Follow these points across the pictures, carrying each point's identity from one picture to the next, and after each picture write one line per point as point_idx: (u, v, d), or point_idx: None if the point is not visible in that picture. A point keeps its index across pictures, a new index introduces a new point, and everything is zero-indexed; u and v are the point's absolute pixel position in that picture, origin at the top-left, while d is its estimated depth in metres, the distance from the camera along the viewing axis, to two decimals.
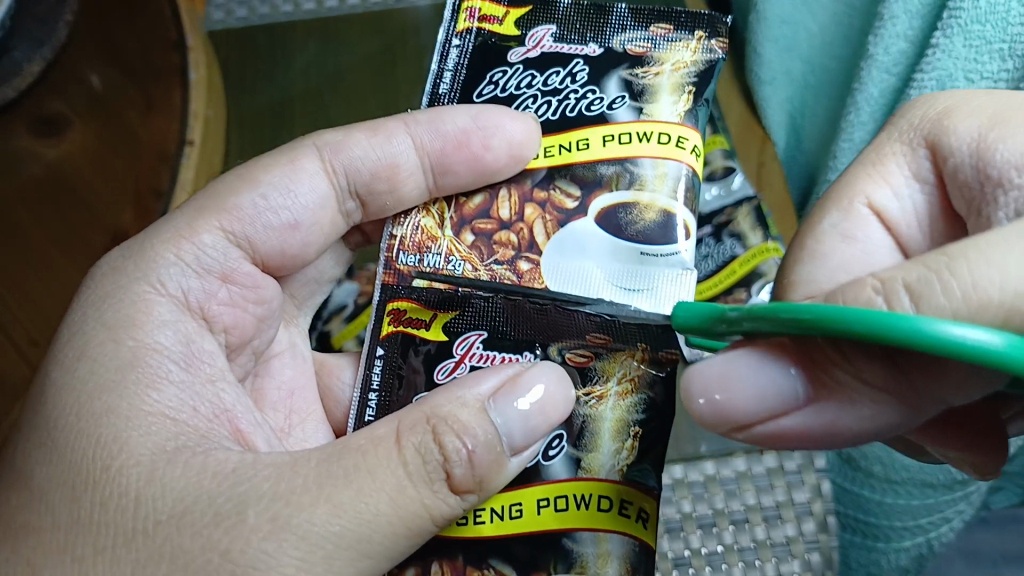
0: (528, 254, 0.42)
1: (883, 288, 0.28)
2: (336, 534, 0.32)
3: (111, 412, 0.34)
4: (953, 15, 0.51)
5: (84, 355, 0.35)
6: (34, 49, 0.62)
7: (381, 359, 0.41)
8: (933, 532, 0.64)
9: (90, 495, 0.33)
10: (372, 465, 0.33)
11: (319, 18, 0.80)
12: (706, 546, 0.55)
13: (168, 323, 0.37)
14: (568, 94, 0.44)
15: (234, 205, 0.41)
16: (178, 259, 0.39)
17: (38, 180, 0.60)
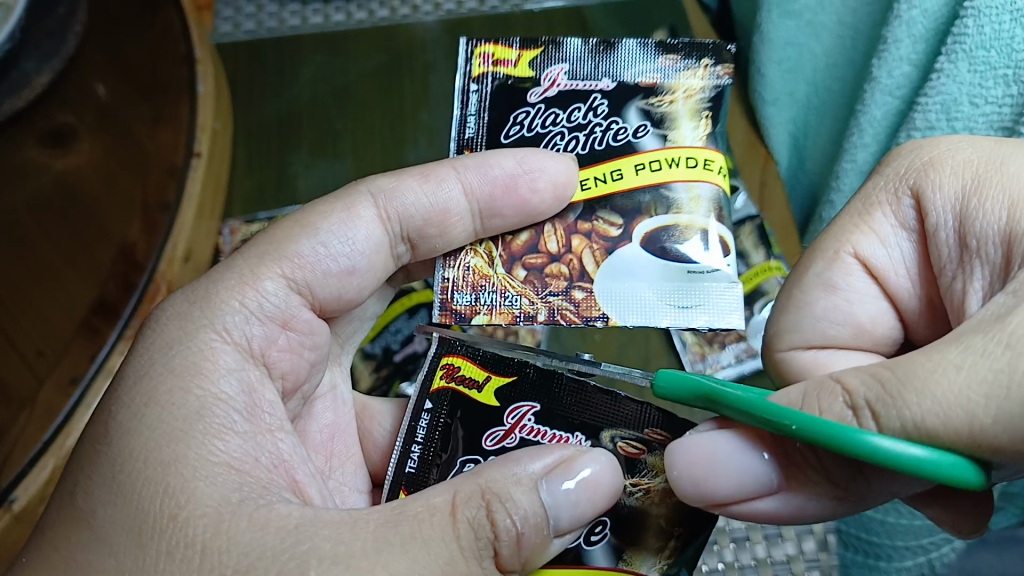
0: (581, 283, 0.43)
1: (850, 402, 0.30)
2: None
3: (177, 462, 0.34)
4: (958, 40, 0.51)
5: (152, 402, 0.36)
6: (43, 61, 0.60)
7: (428, 413, 0.41)
8: (934, 552, 0.65)
9: (154, 543, 0.33)
10: (427, 535, 0.32)
11: (325, 34, 0.81)
12: (706, 563, 0.55)
13: (232, 372, 0.38)
14: (594, 129, 0.45)
15: (295, 252, 0.42)
16: (241, 306, 0.40)
17: (47, 194, 0.59)
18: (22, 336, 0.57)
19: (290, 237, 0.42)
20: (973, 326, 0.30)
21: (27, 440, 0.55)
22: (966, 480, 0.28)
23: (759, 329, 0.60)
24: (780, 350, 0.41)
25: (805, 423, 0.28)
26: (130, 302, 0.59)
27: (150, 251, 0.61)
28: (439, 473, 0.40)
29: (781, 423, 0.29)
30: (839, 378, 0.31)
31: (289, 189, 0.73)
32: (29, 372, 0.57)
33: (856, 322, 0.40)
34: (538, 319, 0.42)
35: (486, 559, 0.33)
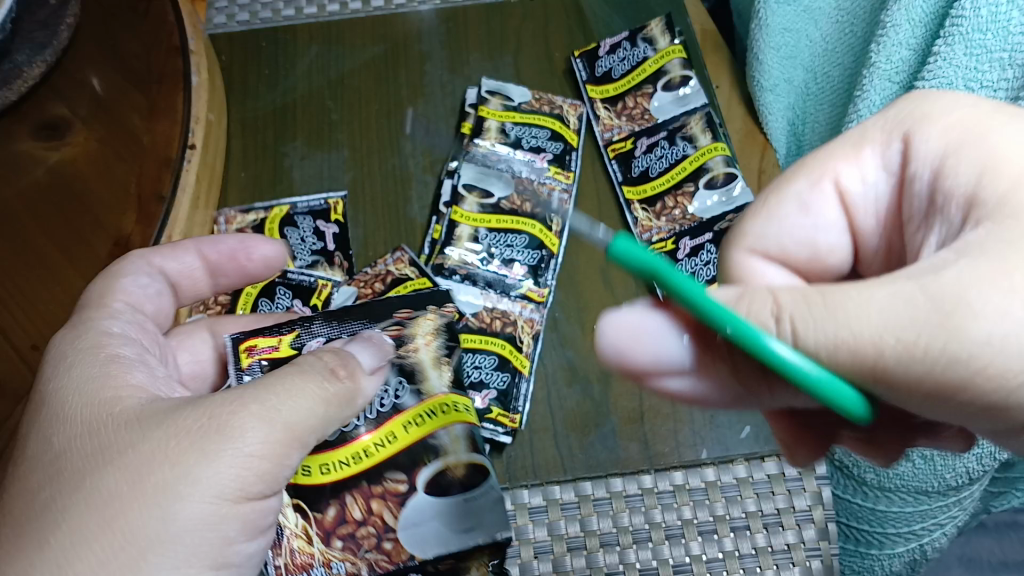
0: None
1: (777, 312, 0.29)
2: (277, 417, 0.37)
3: (99, 380, 0.40)
4: (956, 23, 0.51)
5: (68, 372, 0.40)
6: (35, 52, 0.61)
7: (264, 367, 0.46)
8: (927, 538, 0.64)
9: (124, 453, 0.36)
10: (293, 383, 0.38)
11: (320, 23, 0.80)
12: (706, 553, 0.55)
13: (123, 334, 0.44)
14: None
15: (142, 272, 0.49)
16: (124, 311, 0.46)
17: (41, 183, 0.59)
18: (15, 328, 0.56)
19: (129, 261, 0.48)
20: (914, 270, 0.30)
21: (20, 440, 0.52)
22: (848, 403, 0.29)
23: None
24: (734, 250, 0.42)
25: (740, 331, 0.27)
26: None
27: (145, 244, 0.59)
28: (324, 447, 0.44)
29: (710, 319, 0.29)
30: (776, 290, 0.30)
31: (285, 179, 0.72)
32: (21, 364, 0.55)
33: (814, 246, 0.41)
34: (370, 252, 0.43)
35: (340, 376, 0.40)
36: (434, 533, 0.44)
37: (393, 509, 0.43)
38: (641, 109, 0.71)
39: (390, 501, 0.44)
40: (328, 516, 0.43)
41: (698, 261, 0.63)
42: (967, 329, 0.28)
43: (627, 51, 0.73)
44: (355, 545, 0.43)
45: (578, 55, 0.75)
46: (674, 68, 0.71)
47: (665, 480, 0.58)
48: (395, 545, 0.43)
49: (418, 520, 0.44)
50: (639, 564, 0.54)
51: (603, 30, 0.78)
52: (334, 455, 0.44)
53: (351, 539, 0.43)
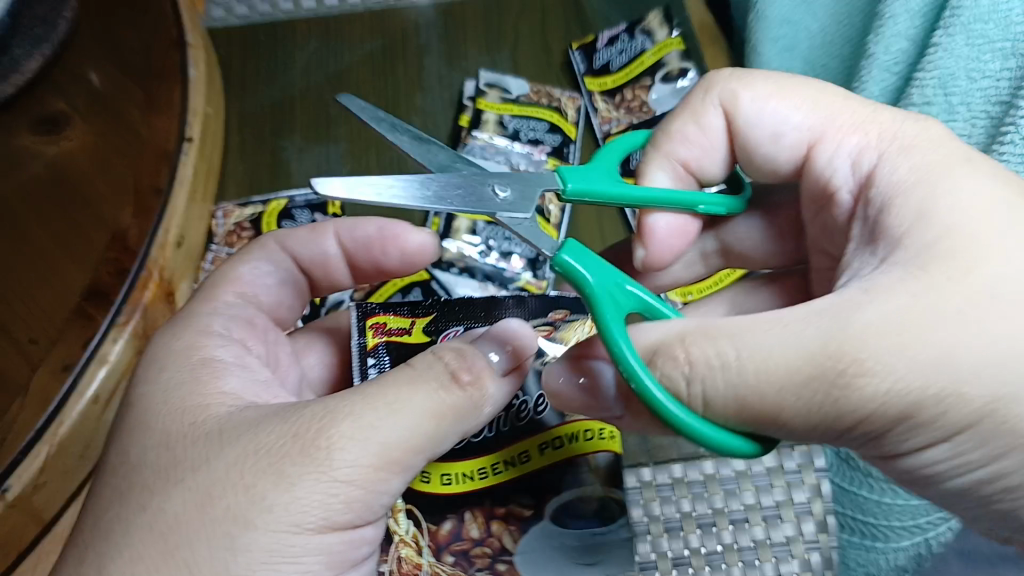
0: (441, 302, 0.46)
1: (688, 372, 0.33)
2: (376, 436, 0.35)
3: (192, 395, 0.39)
4: (955, 13, 0.50)
5: (158, 375, 0.41)
6: (35, 45, 0.60)
7: (382, 353, 0.45)
8: (932, 532, 0.64)
9: (198, 471, 0.36)
10: (409, 389, 0.36)
11: (318, 18, 0.80)
12: (706, 546, 0.55)
13: (223, 343, 0.43)
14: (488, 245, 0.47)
15: (235, 276, 0.49)
16: (215, 308, 0.46)
17: (40, 178, 0.58)
18: (14, 322, 0.54)
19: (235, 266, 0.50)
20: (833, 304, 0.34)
21: (22, 426, 0.53)
22: (732, 449, 0.34)
23: None
24: (720, 96, 0.45)
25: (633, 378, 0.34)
26: (124, 287, 0.57)
27: (142, 238, 0.59)
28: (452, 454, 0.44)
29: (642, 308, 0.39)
30: (687, 345, 0.34)
31: (284, 174, 0.73)
32: (22, 359, 0.54)
33: (769, 149, 0.45)
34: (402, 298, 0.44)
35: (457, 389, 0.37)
36: (556, 558, 0.46)
37: (514, 535, 0.45)
38: (639, 101, 0.71)
39: (512, 525, 0.45)
40: (442, 529, 0.44)
41: None
42: (842, 390, 0.33)
43: (625, 44, 0.73)
44: (467, 563, 0.44)
45: (577, 48, 0.74)
46: (672, 60, 0.71)
47: (661, 473, 0.57)
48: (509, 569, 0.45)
49: (538, 543, 0.45)
50: (639, 558, 0.55)
51: (602, 24, 0.78)
52: (459, 467, 0.44)
53: (463, 555, 0.44)
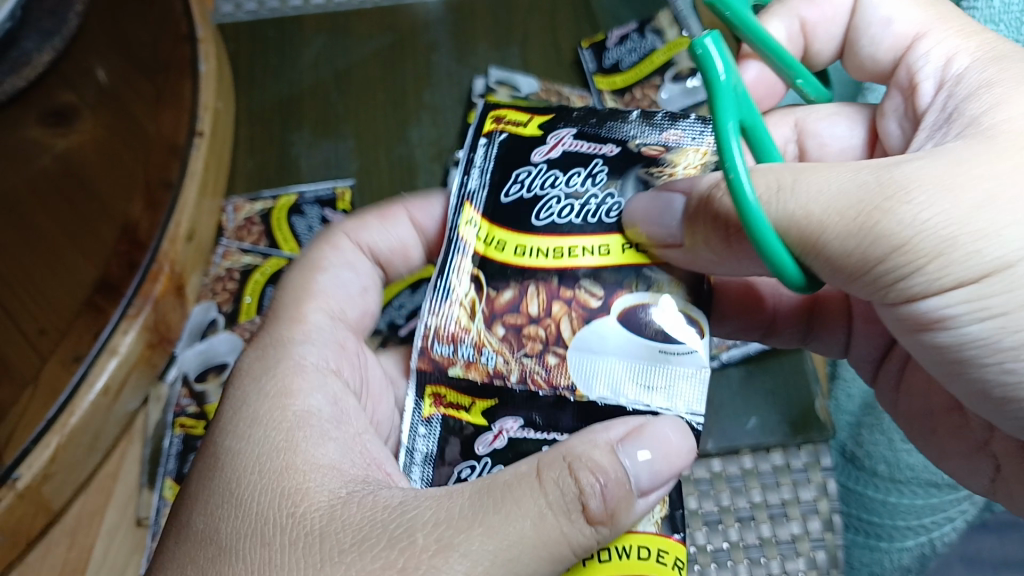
0: (551, 344, 0.40)
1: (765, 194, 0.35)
2: (492, 544, 0.33)
3: (287, 468, 0.37)
4: (968, 14, 0.51)
5: (256, 423, 0.38)
6: (45, 39, 0.62)
7: (485, 149, 0.43)
8: (935, 532, 0.64)
9: (278, 538, 0.34)
10: (517, 497, 0.33)
11: (327, 13, 0.80)
12: (712, 543, 0.55)
13: (315, 388, 0.40)
14: (590, 198, 0.41)
15: (318, 289, 0.45)
16: (312, 340, 0.42)
17: (48, 172, 0.57)
18: (24, 314, 0.53)
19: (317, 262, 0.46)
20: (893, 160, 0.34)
21: (32, 416, 0.53)
22: (788, 275, 0.34)
23: None
24: None
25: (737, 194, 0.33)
26: (134, 282, 0.58)
27: (152, 231, 0.59)
28: (524, 211, 0.41)
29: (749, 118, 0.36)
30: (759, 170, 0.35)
31: (293, 170, 0.73)
32: (30, 351, 0.53)
33: (871, 39, 0.46)
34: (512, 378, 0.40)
35: (572, 517, 0.33)
36: (615, 368, 0.39)
37: (573, 323, 0.40)
38: (649, 99, 0.70)
39: (574, 310, 0.40)
40: (502, 298, 0.40)
41: None
42: (880, 217, 0.33)
43: (635, 43, 0.73)
44: (518, 341, 0.40)
45: (586, 45, 0.75)
46: (681, 59, 0.71)
47: (700, 469, 0.58)
48: (560, 362, 0.40)
49: (597, 344, 0.40)
50: None
51: (610, 22, 0.78)
52: (534, 237, 0.41)
53: (514, 330, 0.40)
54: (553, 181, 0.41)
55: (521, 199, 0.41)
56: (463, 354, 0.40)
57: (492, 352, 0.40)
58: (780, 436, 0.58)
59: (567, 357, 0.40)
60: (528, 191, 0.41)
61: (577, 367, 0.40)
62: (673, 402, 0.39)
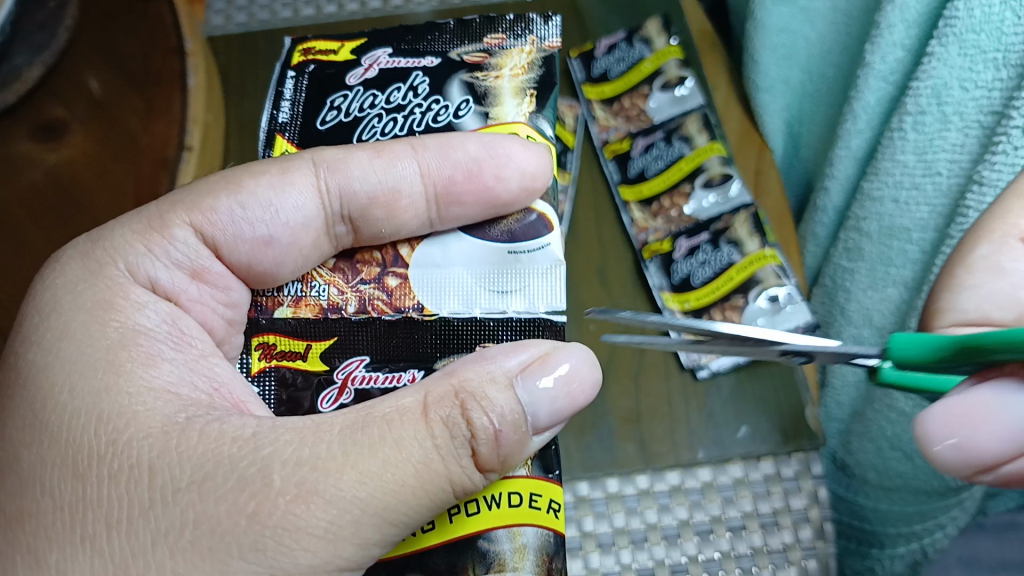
0: (393, 270, 0.45)
1: None
2: (363, 493, 0.35)
3: (109, 391, 0.37)
4: (949, 24, 0.51)
5: (67, 336, 0.39)
6: (35, 55, 0.62)
7: (291, 80, 0.51)
8: (927, 538, 0.62)
9: (94, 472, 0.36)
10: (398, 436, 0.36)
11: (317, 25, 0.80)
12: (702, 553, 0.55)
13: (146, 305, 0.41)
14: (412, 109, 0.50)
15: (210, 206, 0.44)
16: (149, 251, 0.43)
17: (39, 186, 0.59)
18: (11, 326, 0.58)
19: (210, 192, 0.44)
20: None
21: None
22: None
23: (754, 319, 0.60)
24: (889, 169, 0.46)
25: None
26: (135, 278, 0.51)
27: None
28: (347, 132, 0.50)
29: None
30: None
31: None
32: None
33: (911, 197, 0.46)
34: (347, 308, 0.44)
35: (463, 460, 0.37)
36: (461, 282, 0.44)
37: (409, 243, 0.46)
38: (637, 109, 0.70)
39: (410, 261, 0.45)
40: (328, 266, 0.46)
41: (695, 261, 0.63)
42: None
43: (623, 51, 0.72)
44: (352, 270, 0.46)
45: (576, 56, 0.74)
46: (669, 68, 0.69)
47: (597, 489, 0.58)
48: (401, 283, 0.45)
49: (438, 262, 0.45)
50: (669, 562, 0.54)
51: (602, 32, 0.78)
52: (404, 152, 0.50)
53: (353, 261, 0.46)
54: (372, 101, 0.50)
55: (341, 123, 0.50)
56: (291, 292, 0.46)
57: (321, 285, 0.45)
58: (771, 445, 0.58)
59: (409, 277, 0.45)
60: (346, 114, 0.50)
61: (421, 284, 0.45)
62: (524, 296, 0.44)
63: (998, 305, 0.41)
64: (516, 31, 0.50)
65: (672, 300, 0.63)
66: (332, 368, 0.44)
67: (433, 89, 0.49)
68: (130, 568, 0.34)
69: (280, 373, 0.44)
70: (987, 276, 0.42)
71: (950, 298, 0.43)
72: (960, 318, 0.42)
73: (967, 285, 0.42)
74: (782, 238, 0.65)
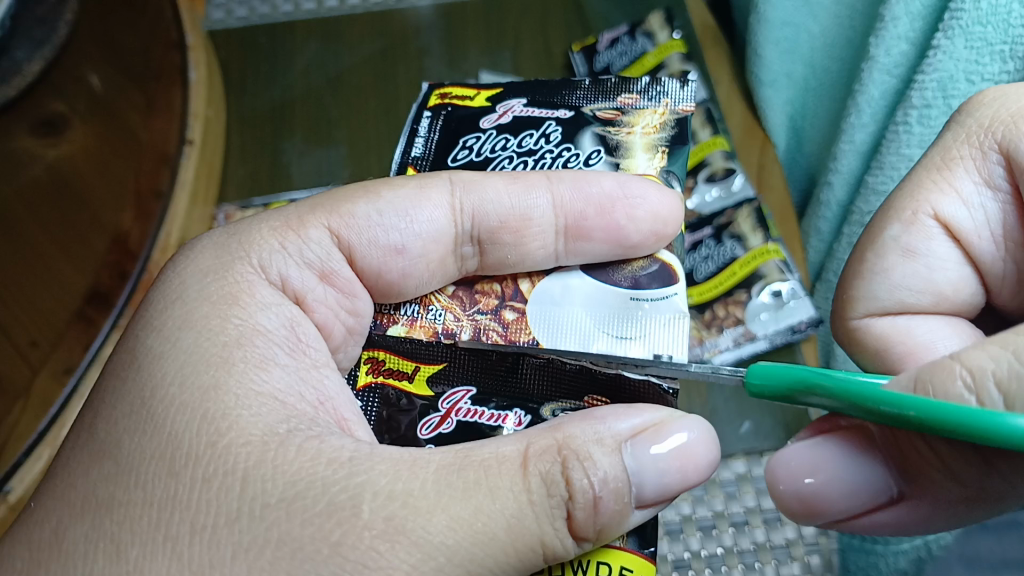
0: (513, 304, 0.42)
1: (973, 383, 0.28)
2: (452, 539, 0.32)
3: (217, 389, 0.35)
4: (955, 16, 0.51)
5: (188, 326, 0.37)
6: (35, 49, 0.60)
7: (427, 119, 0.51)
8: (932, 534, 0.61)
9: (189, 470, 0.33)
10: (493, 484, 0.33)
11: (319, 19, 0.79)
12: (706, 548, 0.54)
13: (270, 306, 0.39)
14: (544, 154, 0.48)
15: (349, 212, 0.42)
16: (282, 248, 0.41)
17: (39, 182, 0.58)
18: (16, 327, 0.54)
19: (349, 198, 0.42)
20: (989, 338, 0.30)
21: (20, 435, 0.51)
22: None
23: (757, 313, 0.59)
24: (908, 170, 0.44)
25: (924, 408, 0.26)
26: (124, 291, 0.55)
27: (143, 240, 0.57)
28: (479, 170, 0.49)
29: (901, 411, 0.26)
30: (957, 357, 0.29)
31: (284, 177, 0.71)
32: (22, 361, 0.54)
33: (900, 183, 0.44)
34: (461, 335, 0.42)
35: (557, 522, 0.33)
36: (578, 323, 0.41)
37: (530, 277, 0.44)
38: None
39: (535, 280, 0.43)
40: (448, 291, 0.44)
41: (698, 256, 0.63)
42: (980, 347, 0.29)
43: (626, 45, 0.71)
44: (471, 298, 0.43)
45: (578, 49, 0.73)
46: (673, 62, 0.68)
47: None
48: (518, 318, 0.42)
49: (557, 300, 0.42)
50: (670, 558, 0.54)
51: (602, 25, 0.77)
52: None
53: (470, 288, 0.44)
54: (504, 144, 0.49)
55: (472, 162, 0.49)
56: (407, 313, 0.43)
57: (439, 310, 0.43)
58: (773, 440, 0.58)
59: (527, 313, 0.42)
60: (478, 155, 0.49)
61: (538, 318, 0.41)
62: (644, 346, 0.40)
63: (912, 289, 0.41)
64: (651, 91, 0.49)
65: None
66: (437, 395, 0.41)
67: (564, 137, 0.48)
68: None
69: (385, 392, 0.42)
70: (901, 258, 0.41)
71: (863, 285, 0.42)
72: (877, 306, 0.42)
73: (925, 249, 0.41)
74: (785, 233, 0.65)
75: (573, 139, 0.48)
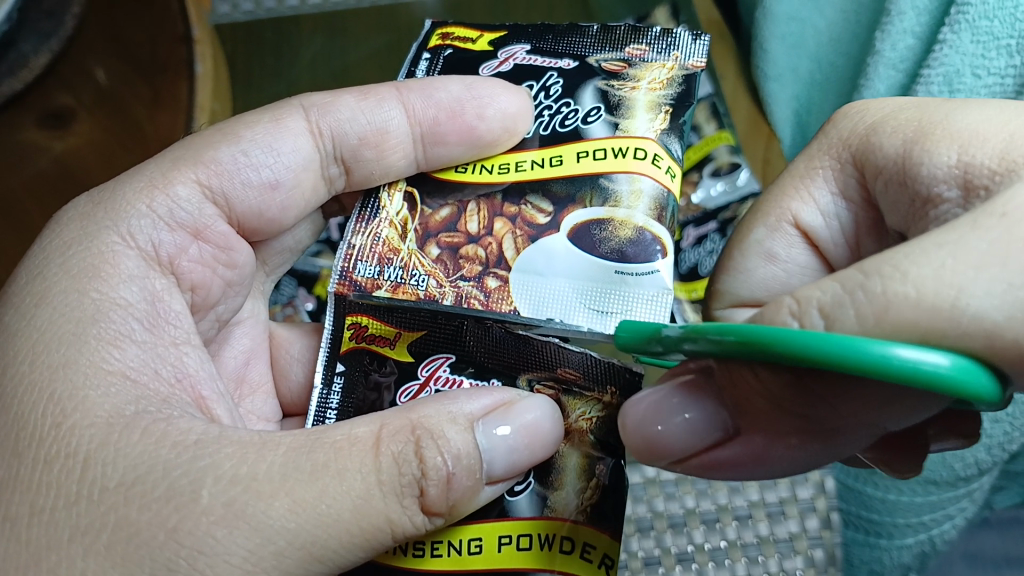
0: (496, 270, 0.37)
1: (799, 310, 0.26)
2: (294, 523, 0.30)
3: (69, 366, 0.32)
4: (961, 10, 0.51)
5: (43, 302, 0.33)
6: (42, 41, 0.59)
7: (426, 62, 0.44)
8: (936, 530, 0.61)
9: (33, 451, 0.30)
10: (342, 466, 0.31)
11: (324, 13, 0.78)
12: (708, 542, 0.54)
13: (134, 278, 0.35)
14: (541, 108, 0.41)
15: (212, 158, 0.39)
16: (150, 208, 0.37)
17: (47, 174, 0.60)
18: None
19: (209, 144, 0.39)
20: None
21: None
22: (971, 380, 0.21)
23: None
24: None
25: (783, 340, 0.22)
26: None
27: None
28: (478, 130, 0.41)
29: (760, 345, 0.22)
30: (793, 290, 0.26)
31: None
32: None
33: None
34: (444, 305, 0.37)
35: (406, 500, 0.32)
36: (561, 298, 0.36)
37: (516, 242, 0.38)
38: None
39: (517, 228, 0.38)
40: (440, 217, 0.39)
41: (702, 251, 0.61)
42: None
43: None
44: (454, 263, 0.38)
45: None
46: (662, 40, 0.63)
47: (635, 473, 0.57)
48: (501, 286, 0.37)
49: (541, 270, 0.37)
50: (673, 548, 0.54)
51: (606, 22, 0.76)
52: (506, 157, 0.40)
53: (451, 250, 0.38)
54: None
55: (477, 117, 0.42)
56: (390, 277, 0.38)
57: (420, 274, 0.38)
58: None
59: (510, 280, 0.37)
60: None
61: (522, 291, 0.37)
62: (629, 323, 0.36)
63: None
64: (662, 42, 0.41)
65: (682, 290, 0.59)
66: (416, 361, 0.39)
67: (564, 91, 0.41)
68: (41, 562, 0.29)
69: (362, 357, 0.39)
70: None
71: None
72: None
73: None
74: None
75: (571, 95, 0.40)
